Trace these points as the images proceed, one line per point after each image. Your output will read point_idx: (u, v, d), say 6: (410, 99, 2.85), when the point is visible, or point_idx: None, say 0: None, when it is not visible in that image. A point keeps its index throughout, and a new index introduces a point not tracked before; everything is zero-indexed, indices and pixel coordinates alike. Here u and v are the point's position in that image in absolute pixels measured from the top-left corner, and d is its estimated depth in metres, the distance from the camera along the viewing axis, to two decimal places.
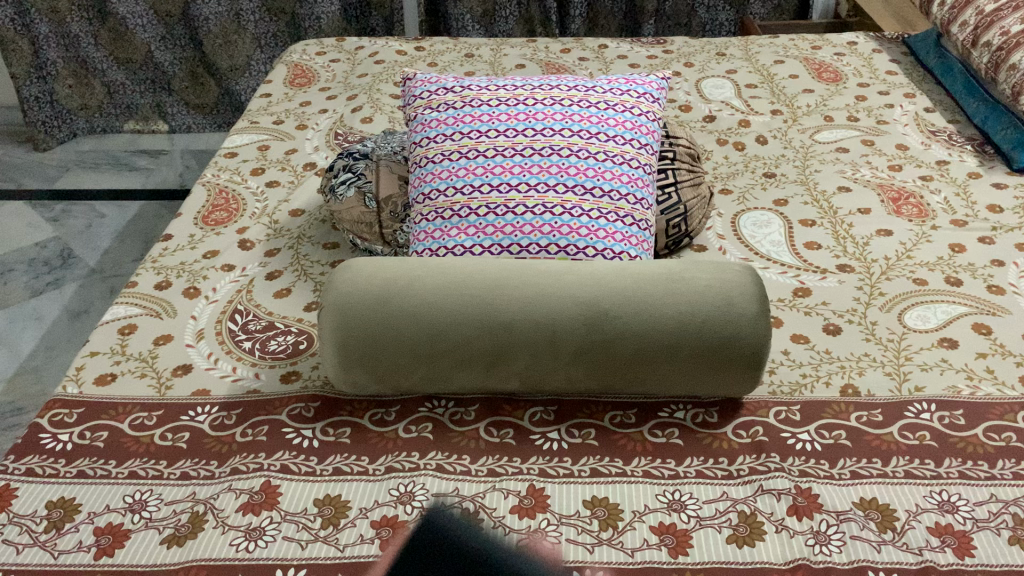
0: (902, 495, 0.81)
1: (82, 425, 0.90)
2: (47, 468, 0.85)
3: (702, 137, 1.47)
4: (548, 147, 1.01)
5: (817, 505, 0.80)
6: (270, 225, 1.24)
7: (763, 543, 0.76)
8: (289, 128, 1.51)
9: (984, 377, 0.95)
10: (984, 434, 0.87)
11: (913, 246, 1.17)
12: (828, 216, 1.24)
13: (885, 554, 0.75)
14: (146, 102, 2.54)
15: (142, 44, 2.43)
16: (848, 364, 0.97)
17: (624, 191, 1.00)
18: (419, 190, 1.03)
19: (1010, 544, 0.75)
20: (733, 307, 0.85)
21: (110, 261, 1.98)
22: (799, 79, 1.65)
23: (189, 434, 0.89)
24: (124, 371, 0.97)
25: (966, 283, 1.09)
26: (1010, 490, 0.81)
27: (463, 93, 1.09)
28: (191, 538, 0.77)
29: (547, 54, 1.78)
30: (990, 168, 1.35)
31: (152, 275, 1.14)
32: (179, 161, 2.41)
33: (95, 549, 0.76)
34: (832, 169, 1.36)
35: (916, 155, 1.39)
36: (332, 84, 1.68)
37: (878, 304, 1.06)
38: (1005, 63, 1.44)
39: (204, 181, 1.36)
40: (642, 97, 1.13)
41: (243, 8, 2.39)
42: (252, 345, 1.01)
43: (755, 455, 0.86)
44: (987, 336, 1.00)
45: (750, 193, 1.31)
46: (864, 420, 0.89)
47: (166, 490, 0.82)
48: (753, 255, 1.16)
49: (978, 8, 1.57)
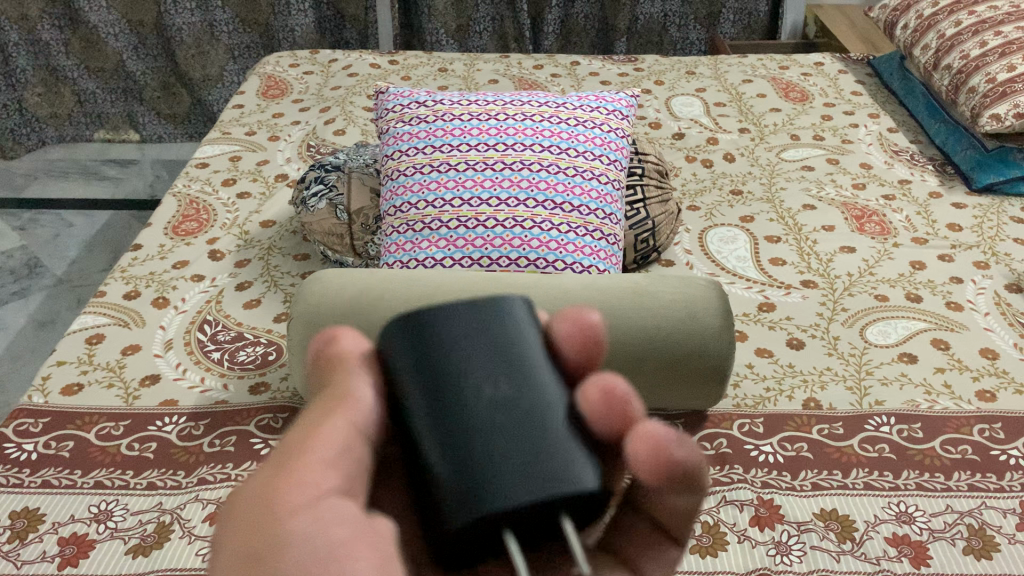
0: (861, 506, 0.82)
1: (47, 435, 0.89)
2: (11, 478, 0.84)
3: (671, 154, 1.49)
4: (519, 161, 1.03)
5: (778, 515, 0.81)
6: (241, 236, 1.24)
7: (726, 554, 0.77)
8: (261, 139, 1.52)
9: (942, 392, 0.97)
10: (941, 447, 0.89)
11: (875, 262, 1.20)
12: (793, 232, 1.27)
13: (844, 564, 0.76)
14: (117, 111, 2.53)
15: (114, 52, 2.42)
16: (811, 378, 0.99)
17: (593, 207, 1.02)
18: (391, 203, 1.04)
19: (964, 554, 0.77)
20: (698, 322, 0.87)
21: (78, 270, 1.96)
22: (766, 98, 1.68)
23: (156, 444, 0.88)
24: (91, 381, 0.96)
25: (926, 300, 1.12)
26: (965, 502, 0.83)
27: (436, 107, 1.10)
28: (156, 548, 0.77)
29: (520, 70, 1.80)
30: (950, 188, 1.39)
31: (121, 285, 1.13)
32: (149, 172, 2.40)
33: (59, 559, 0.76)
34: (798, 187, 1.38)
35: (879, 174, 1.42)
36: (305, 96, 1.69)
37: (841, 319, 1.08)
38: (965, 85, 1.48)
39: (174, 191, 1.35)
40: (611, 114, 1.14)
41: (216, 19, 2.39)
42: (220, 356, 1.01)
43: (718, 467, 0.87)
44: (945, 351, 1.03)
45: (718, 209, 1.33)
46: (826, 432, 0.91)
47: (132, 500, 0.82)
48: (719, 270, 1.18)
49: (939, 32, 1.62)
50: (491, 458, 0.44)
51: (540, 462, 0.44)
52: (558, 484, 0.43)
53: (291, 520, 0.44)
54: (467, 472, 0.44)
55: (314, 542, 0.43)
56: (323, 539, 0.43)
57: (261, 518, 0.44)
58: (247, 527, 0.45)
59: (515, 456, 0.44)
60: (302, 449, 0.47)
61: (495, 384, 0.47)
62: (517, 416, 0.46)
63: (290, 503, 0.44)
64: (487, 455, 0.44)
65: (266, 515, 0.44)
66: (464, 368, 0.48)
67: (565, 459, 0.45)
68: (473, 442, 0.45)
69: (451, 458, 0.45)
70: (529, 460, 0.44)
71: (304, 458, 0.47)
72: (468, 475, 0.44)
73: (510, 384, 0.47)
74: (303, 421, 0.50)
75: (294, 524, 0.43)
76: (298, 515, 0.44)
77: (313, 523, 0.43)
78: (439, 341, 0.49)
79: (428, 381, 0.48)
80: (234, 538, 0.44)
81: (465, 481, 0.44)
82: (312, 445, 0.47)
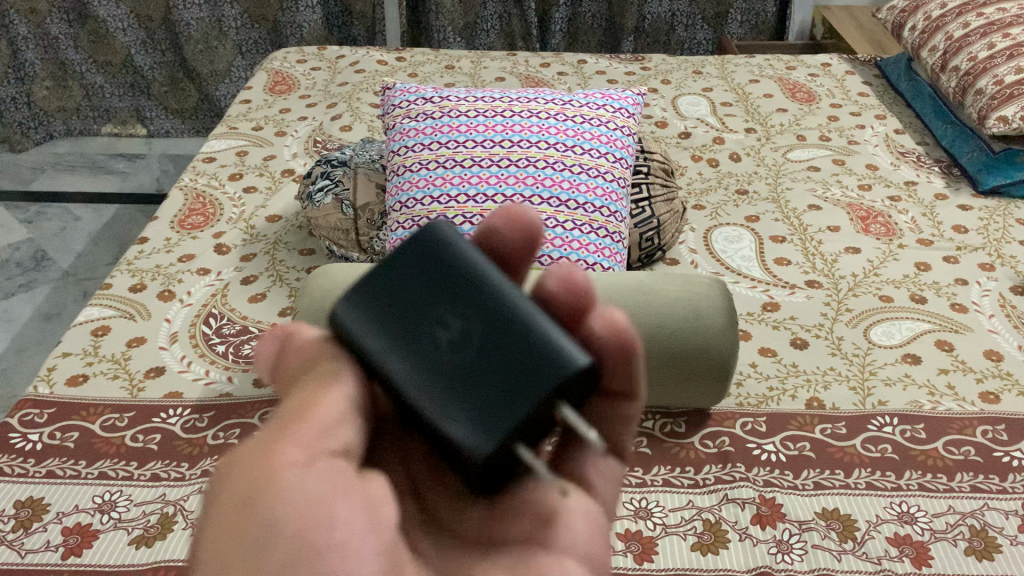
0: (863, 506, 0.82)
1: (52, 426, 0.89)
2: (16, 467, 0.85)
3: (677, 153, 1.49)
4: (524, 158, 1.02)
5: (780, 514, 0.81)
6: (247, 230, 1.25)
7: (727, 552, 0.77)
8: (267, 134, 1.52)
9: (945, 393, 0.97)
10: (943, 448, 0.89)
11: (880, 263, 1.20)
12: (798, 232, 1.27)
13: (845, 563, 0.76)
14: (125, 106, 2.53)
15: (122, 47, 2.43)
16: (814, 378, 0.99)
17: (597, 205, 1.02)
18: (396, 199, 1.04)
19: (965, 555, 0.77)
20: (702, 321, 0.87)
21: (84, 263, 1.97)
22: (773, 98, 1.68)
23: (160, 436, 0.89)
24: (96, 373, 0.97)
25: (931, 301, 1.12)
26: (967, 503, 0.83)
27: (442, 103, 1.11)
28: (159, 539, 0.77)
29: (527, 68, 1.81)
30: (956, 190, 1.38)
31: (127, 278, 1.14)
32: (156, 166, 2.41)
33: (63, 549, 0.76)
34: (804, 187, 1.38)
35: (884, 175, 1.42)
36: (312, 92, 1.69)
37: (845, 320, 1.08)
38: (972, 87, 1.47)
39: (181, 185, 1.36)
40: (618, 112, 1.15)
41: (225, 15, 2.40)
42: (225, 349, 1.01)
43: (721, 465, 0.87)
44: (949, 352, 1.03)
45: (723, 209, 1.33)
46: (828, 432, 0.91)
47: (136, 491, 0.82)
48: (724, 269, 1.18)
49: (947, 34, 1.61)
50: (477, 384, 0.47)
51: (518, 360, 0.47)
52: (540, 372, 0.47)
53: (289, 470, 0.43)
54: (465, 411, 0.47)
55: (300, 493, 0.42)
56: (311, 493, 0.42)
57: (258, 469, 0.43)
58: (245, 474, 0.44)
59: (495, 371, 0.48)
60: (299, 416, 0.47)
61: (447, 325, 0.50)
62: (483, 337, 0.49)
63: (286, 456, 0.44)
64: (470, 388, 0.47)
65: (260, 465, 0.44)
66: (413, 325, 0.51)
67: (535, 348, 0.48)
68: (455, 380, 0.48)
69: (443, 408, 0.47)
70: (506, 371, 0.47)
71: (301, 422, 0.46)
72: (466, 412, 0.47)
73: (456, 313, 0.50)
74: (297, 392, 0.50)
75: (287, 476, 0.43)
76: (297, 466, 0.44)
77: (302, 476, 0.43)
78: (383, 312, 0.52)
79: (390, 347, 0.50)
80: (227, 488, 0.44)
81: (465, 421, 0.47)
82: (310, 412, 0.47)
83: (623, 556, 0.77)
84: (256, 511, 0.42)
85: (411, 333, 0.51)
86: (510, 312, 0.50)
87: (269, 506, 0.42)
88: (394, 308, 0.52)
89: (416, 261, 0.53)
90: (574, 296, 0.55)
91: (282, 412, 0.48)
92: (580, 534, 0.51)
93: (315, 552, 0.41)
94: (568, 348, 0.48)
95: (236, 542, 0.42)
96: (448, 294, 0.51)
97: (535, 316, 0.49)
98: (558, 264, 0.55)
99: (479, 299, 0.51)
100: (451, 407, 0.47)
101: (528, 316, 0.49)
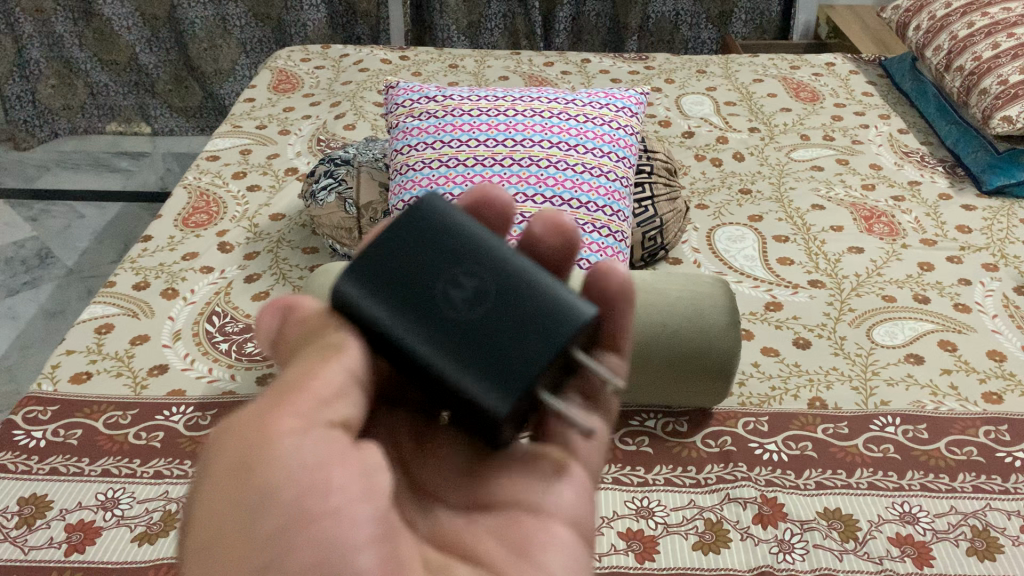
0: (865, 506, 0.82)
1: (56, 423, 0.90)
2: (20, 464, 0.85)
3: (680, 152, 1.49)
4: (527, 157, 1.02)
5: (781, 513, 0.81)
6: (250, 228, 1.25)
7: (728, 551, 0.77)
8: (271, 133, 1.52)
9: (948, 393, 0.97)
10: (946, 448, 0.89)
11: (884, 263, 1.19)
12: (801, 232, 1.26)
13: (847, 563, 0.76)
14: (129, 104, 2.54)
15: (127, 45, 2.43)
16: (817, 377, 0.99)
17: (600, 204, 1.01)
18: (398, 198, 1.03)
19: (968, 556, 0.77)
20: (704, 320, 0.87)
21: (89, 261, 1.98)
22: (777, 98, 1.68)
23: (163, 434, 0.89)
24: (99, 371, 0.97)
25: (934, 301, 1.12)
26: (970, 503, 0.83)
27: (445, 102, 1.11)
28: (162, 536, 0.77)
29: (530, 67, 1.81)
30: (961, 190, 1.38)
31: (131, 276, 1.14)
32: (160, 164, 2.41)
33: (66, 545, 0.76)
34: (807, 187, 1.38)
35: (888, 175, 1.42)
36: (316, 90, 1.70)
37: (848, 320, 1.08)
38: (977, 87, 1.47)
39: (185, 183, 1.36)
40: (621, 112, 1.15)
41: (229, 13, 2.40)
42: (228, 347, 1.02)
43: (722, 465, 0.87)
44: (953, 352, 1.03)
45: (726, 208, 1.33)
46: (830, 432, 0.91)
47: (139, 489, 0.83)
48: (726, 269, 1.18)
49: (952, 34, 1.61)
50: (497, 344, 0.48)
51: (536, 319, 0.49)
52: (556, 328, 0.49)
53: (285, 439, 0.43)
54: (489, 371, 0.48)
55: (293, 465, 0.42)
56: (305, 465, 0.43)
57: (254, 437, 0.44)
58: (239, 444, 0.44)
59: (514, 329, 0.49)
60: (298, 385, 0.47)
61: (457, 283, 0.50)
62: (497, 294, 0.50)
63: (281, 426, 0.44)
64: (490, 343, 0.48)
65: (255, 435, 0.44)
66: (420, 284, 0.50)
67: (547, 306, 0.50)
68: (474, 339, 0.49)
69: (464, 368, 0.48)
70: (523, 326, 0.49)
71: (300, 391, 0.46)
72: (488, 371, 0.48)
73: (465, 272, 0.51)
74: (299, 362, 0.50)
75: (280, 447, 0.43)
76: (294, 435, 0.44)
77: (296, 448, 0.43)
78: (381, 273, 0.51)
79: (396, 305, 0.50)
80: (223, 455, 0.44)
81: (488, 375, 0.48)
82: (310, 382, 0.47)
83: (624, 555, 0.77)
84: (251, 480, 0.42)
85: (419, 292, 0.50)
86: (521, 275, 0.51)
87: (264, 476, 0.42)
88: (397, 267, 0.51)
89: (418, 221, 0.53)
90: (560, 237, 0.63)
91: (282, 381, 0.48)
92: (567, 499, 0.53)
93: (308, 518, 0.41)
94: (578, 305, 0.50)
95: (233, 509, 0.42)
96: (452, 254, 0.51)
97: (541, 276, 0.51)
98: (544, 210, 0.63)
99: (485, 260, 0.51)
100: (473, 360, 0.48)
101: (536, 278, 0.51)
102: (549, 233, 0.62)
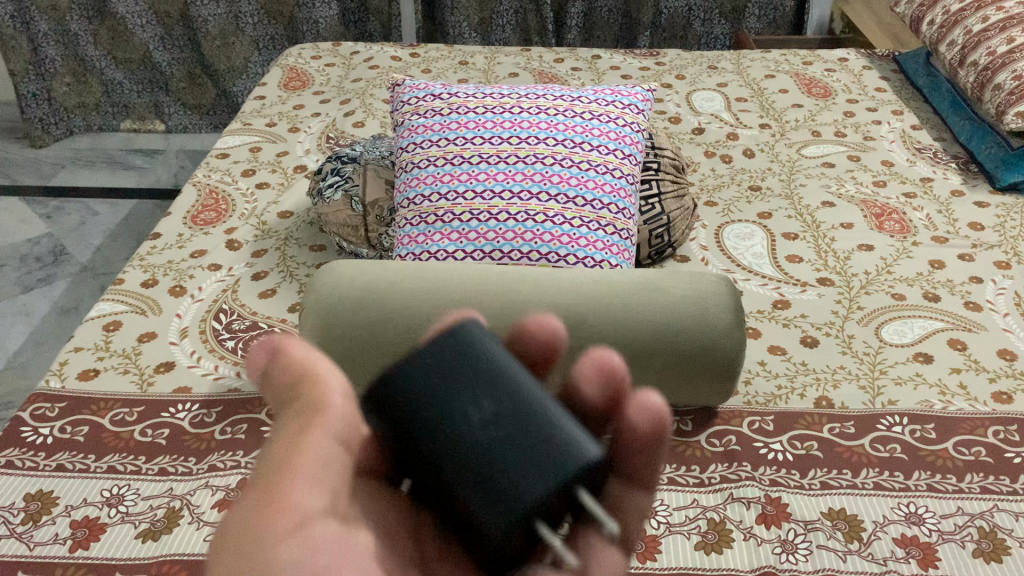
0: (870, 506, 0.82)
1: (63, 420, 0.90)
2: (26, 461, 0.86)
3: (690, 149, 1.48)
4: (532, 155, 1.01)
5: (785, 514, 0.81)
6: (259, 226, 1.25)
7: (730, 551, 0.77)
8: (281, 130, 1.53)
9: (957, 393, 0.96)
10: (954, 449, 0.88)
11: (893, 261, 1.18)
12: (811, 230, 1.25)
13: (850, 564, 0.76)
14: (143, 101, 2.55)
15: (141, 44, 2.44)
16: (823, 377, 0.98)
17: (606, 201, 1.01)
18: (404, 196, 1.03)
19: (974, 557, 0.77)
20: (707, 319, 0.86)
21: (102, 258, 1.99)
22: (789, 94, 1.67)
23: (168, 431, 0.90)
24: (107, 367, 0.98)
25: (944, 299, 1.10)
26: (977, 504, 0.82)
27: (451, 100, 1.09)
28: (166, 533, 0.78)
29: (541, 63, 1.80)
30: (973, 187, 1.37)
31: (139, 273, 1.15)
32: (174, 161, 2.42)
33: (71, 542, 0.77)
34: (817, 184, 1.37)
35: (900, 172, 1.41)
36: (326, 88, 1.70)
37: (856, 318, 1.07)
38: (990, 82, 1.45)
39: (194, 180, 1.37)
40: (627, 108, 1.13)
41: (242, 11, 2.40)
42: (234, 345, 1.02)
43: (727, 464, 0.86)
44: (962, 351, 1.02)
45: (735, 205, 1.32)
46: (837, 431, 0.90)
47: (144, 485, 0.83)
48: (735, 267, 1.17)
49: (966, 28, 1.59)
50: (502, 474, 0.45)
51: (537, 458, 0.45)
52: (563, 464, 0.44)
53: (279, 546, 0.45)
54: (485, 504, 0.44)
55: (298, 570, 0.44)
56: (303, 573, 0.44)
57: (249, 541, 0.45)
58: (236, 548, 0.45)
59: (522, 461, 0.45)
60: (286, 476, 0.48)
61: (478, 405, 0.47)
62: (512, 421, 0.47)
63: (275, 530, 0.46)
64: (494, 472, 0.45)
65: (251, 540, 0.45)
66: (441, 402, 0.48)
67: (560, 441, 0.45)
68: (482, 467, 0.45)
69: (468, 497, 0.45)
70: (529, 458, 0.45)
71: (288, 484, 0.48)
72: (489, 500, 0.44)
73: (489, 395, 0.48)
74: (283, 434, 0.51)
75: (276, 554, 0.45)
76: (286, 540, 0.45)
77: (295, 552, 0.45)
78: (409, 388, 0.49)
79: (418, 422, 0.48)
80: (220, 562, 0.45)
81: (488, 506, 0.44)
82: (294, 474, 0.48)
83: None
84: None
85: (439, 410, 0.48)
86: (538, 404, 0.47)
87: None
88: (425, 382, 0.49)
89: (452, 340, 0.51)
90: (604, 384, 0.57)
91: (272, 468, 0.49)
92: None
93: None
94: (588, 444, 0.46)
95: None
96: (479, 374, 0.49)
97: (555, 410, 0.47)
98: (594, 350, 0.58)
99: (507, 385, 0.48)
100: (478, 488, 0.45)
101: (555, 415, 0.47)
102: (595, 378, 0.57)
